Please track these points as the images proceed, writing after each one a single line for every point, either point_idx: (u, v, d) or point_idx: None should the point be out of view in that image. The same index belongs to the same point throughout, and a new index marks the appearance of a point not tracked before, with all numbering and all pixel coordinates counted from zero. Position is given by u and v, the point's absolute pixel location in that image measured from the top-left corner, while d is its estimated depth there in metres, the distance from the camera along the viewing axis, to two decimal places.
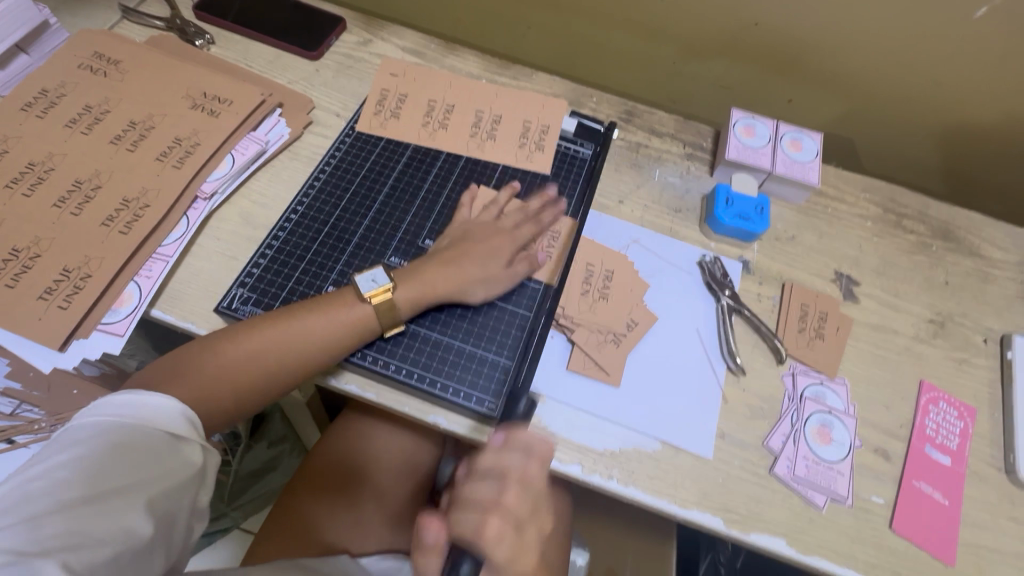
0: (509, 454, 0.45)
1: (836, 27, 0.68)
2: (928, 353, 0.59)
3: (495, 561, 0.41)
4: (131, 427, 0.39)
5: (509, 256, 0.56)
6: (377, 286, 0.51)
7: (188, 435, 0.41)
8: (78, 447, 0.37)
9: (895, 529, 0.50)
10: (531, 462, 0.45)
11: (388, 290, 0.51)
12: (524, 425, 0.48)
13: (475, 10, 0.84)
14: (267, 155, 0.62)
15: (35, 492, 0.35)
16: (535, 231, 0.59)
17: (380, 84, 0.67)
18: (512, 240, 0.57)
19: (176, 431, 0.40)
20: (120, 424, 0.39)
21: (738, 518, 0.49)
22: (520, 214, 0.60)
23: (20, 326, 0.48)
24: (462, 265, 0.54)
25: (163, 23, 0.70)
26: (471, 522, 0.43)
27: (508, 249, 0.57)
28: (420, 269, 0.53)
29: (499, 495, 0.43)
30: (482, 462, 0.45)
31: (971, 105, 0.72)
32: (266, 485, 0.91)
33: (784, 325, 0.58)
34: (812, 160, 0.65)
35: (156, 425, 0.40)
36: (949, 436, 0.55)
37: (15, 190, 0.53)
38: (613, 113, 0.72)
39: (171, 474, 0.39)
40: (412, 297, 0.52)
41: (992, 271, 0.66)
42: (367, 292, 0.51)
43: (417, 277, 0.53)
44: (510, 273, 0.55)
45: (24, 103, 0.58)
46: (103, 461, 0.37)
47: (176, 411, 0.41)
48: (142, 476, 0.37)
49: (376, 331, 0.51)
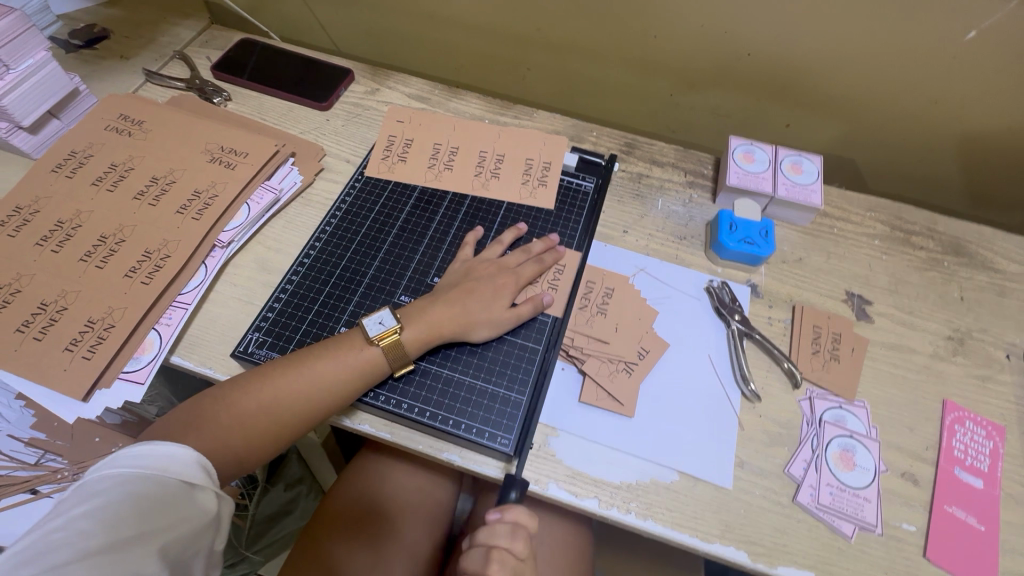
0: (497, 531, 0.48)
1: (826, 54, 0.70)
2: (949, 371, 0.58)
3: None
4: (150, 477, 0.40)
5: (513, 294, 0.57)
6: (385, 328, 0.52)
7: (203, 482, 0.43)
8: (97, 497, 0.37)
9: (930, 558, 0.48)
10: (517, 541, 0.47)
11: (395, 332, 0.52)
12: (518, 505, 0.48)
13: (477, 55, 0.88)
14: (280, 203, 0.65)
15: (54, 542, 0.34)
16: (537, 272, 0.59)
17: (387, 130, 0.70)
18: (515, 277, 0.58)
19: (193, 478, 0.42)
20: (141, 474, 0.40)
21: (762, 550, 0.48)
22: (524, 255, 0.60)
23: (46, 377, 0.50)
24: (466, 305, 0.54)
25: (184, 84, 0.75)
26: None
27: (512, 288, 0.57)
28: (424, 308, 0.54)
29: (484, 570, 0.47)
30: (477, 535, 0.49)
31: (969, 120, 0.72)
32: (282, 528, 0.91)
33: (797, 348, 0.58)
34: (813, 182, 0.66)
35: (174, 474, 0.41)
36: (978, 457, 0.53)
37: (45, 247, 0.56)
38: (614, 146, 0.74)
39: (187, 520, 0.40)
40: (420, 339, 0.52)
41: (1008, 285, 0.65)
42: (376, 334, 0.52)
43: (424, 318, 0.53)
44: (513, 312, 0.55)
45: (54, 165, 0.62)
46: (124, 509, 0.37)
47: (192, 459, 0.43)
48: (161, 523, 0.38)
49: (386, 373, 0.52)
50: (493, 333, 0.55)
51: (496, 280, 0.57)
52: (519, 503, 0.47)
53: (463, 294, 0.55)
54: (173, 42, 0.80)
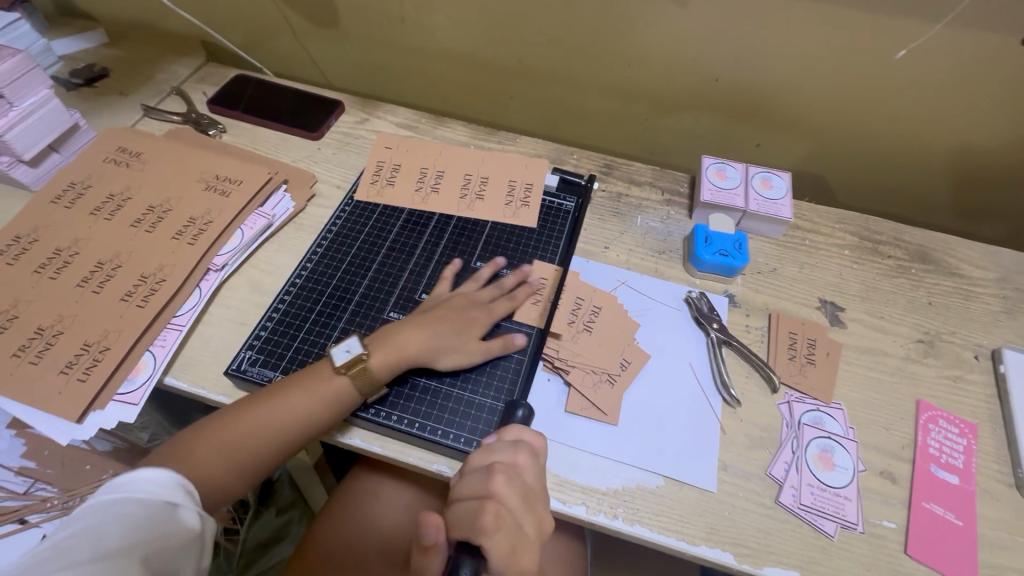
0: (496, 449, 0.47)
1: (788, 79, 0.75)
2: (921, 372, 0.60)
3: (496, 551, 0.41)
4: (134, 499, 0.42)
5: (484, 327, 0.57)
6: (351, 355, 0.53)
7: (184, 502, 0.44)
8: (84, 519, 0.40)
9: (912, 554, 0.49)
10: (520, 454, 0.46)
11: (361, 361, 0.52)
12: (516, 427, 0.49)
13: (462, 86, 0.92)
14: (273, 228, 0.67)
15: (41, 559, 0.38)
16: (511, 308, 0.59)
17: (376, 156, 0.73)
18: (486, 313, 0.58)
19: (174, 499, 0.44)
20: (123, 497, 0.42)
21: (748, 551, 0.49)
22: (496, 290, 0.61)
23: (41, 400, 0.51)
24: (437, 332, 0.55)
25: (180, 118, 0.78)
26: (466, 513, 0.43)
27: (482, 321, 0.58)
28: (390, 334, 0.55)
29: (489, 483, 0.44)
30: (471, 461, 0.47)
31: (928, 136, 0.77)
32: (275, 556, 0.88)
33: (775, 354, 0.60)
34: (782, 197, 0.69)
35: (156, 496, 0.43)
36: (954, 454, 0.55)
37: (42, 274, 0.58)
38: (593, 167, 0.77)
39: (167, 539, 0.42)
40: (387, 363, 0.53)
41: (974, 289, 0.68)
42: (342, 362, 0.52)
43: (391, 343, 0.54)
44: (483, 344, 0.56)
45: (54, 196, 0.64)
46: (106, 531, 0.40)
47: (173, 481, 0.45)
48: (140, 543, 0.40)
49: (359, 399, 0.52)
50: (463, 362, 0.55)
51: (470, 314, 0.58)
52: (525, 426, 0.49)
53: (438, 321, 0.56)
54: (170, 79, 0.83)
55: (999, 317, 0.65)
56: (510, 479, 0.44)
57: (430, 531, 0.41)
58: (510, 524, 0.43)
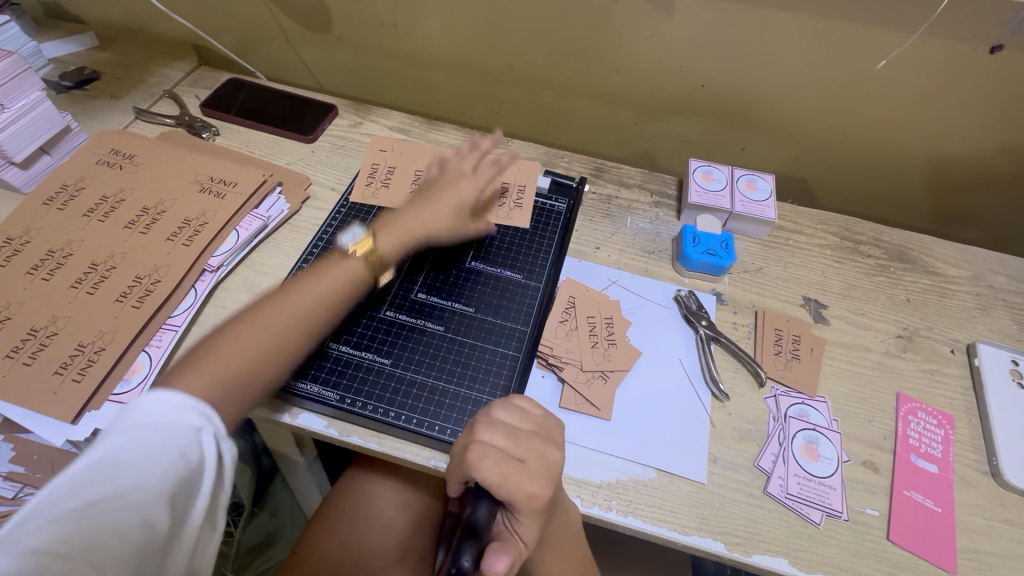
0: (506, 410, 0.47)
1: (772, 85, 0.77)
2: (900, 367, 0.63)
3: (518, 497, 0.42)
4: (145, 420, 0.36)
5: (473, 193, 0.64)
6: (359, 239, 0.58)
7: (200, 424, 0.38)
8: (99, 444, 0.35)
9: (894, 540, 0.51)
10: (525, 419, 0.47)
11: (369, 239, 0.58)
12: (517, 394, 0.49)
13: (455, 91, 0.94)
14: (268, 229, 0.67)
15: None
16: (492, 175, 0.66)
17: (371, 158, 0.74)
18: (474, 181, 0.65)
19: (190, 421, 0.38)
20: (135, 420, 0.36)
21: (737, 540, 0.50)
22: (475, 158, 0.67)
23: (36, 400, 0.51)
24: (437, 205, 0.63)
25: (173, 121, 0.78)
26: (489, 464, 0.42)
27: (472, 190, 0.64)
28: (397, 215, 0.61)
29: (511, 440, 0.44)
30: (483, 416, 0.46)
31: (904, 141, 0.80)
32: (269, 559, 0.87)
33: (761, 350, 0.62)
34: (767, 199, 0.71)
35: (171, 419, 0.37)
36: (932, 444, 0.57)
37: (35, 276, 0.58)
38: (584, 170, 0.79)
39: (191, 462, 0.36)
40: (395, 242, 0.59)
41: (949, 286, 0.70)
42: (352, 244, 0.57)
43: (398, 222, 0.60)
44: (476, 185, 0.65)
45: (46, 198, 0.64)
46: (121, 455, 0.34)
47: (189, 404, 0.39)
48: (163, 466, 0.35)
49: (369, 277, 0.57)
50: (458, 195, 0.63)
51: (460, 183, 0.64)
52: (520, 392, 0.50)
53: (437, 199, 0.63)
54: (163, 82, 0.84)
55: (974, 313, 0.68)
56: (533, 439, 0.45)
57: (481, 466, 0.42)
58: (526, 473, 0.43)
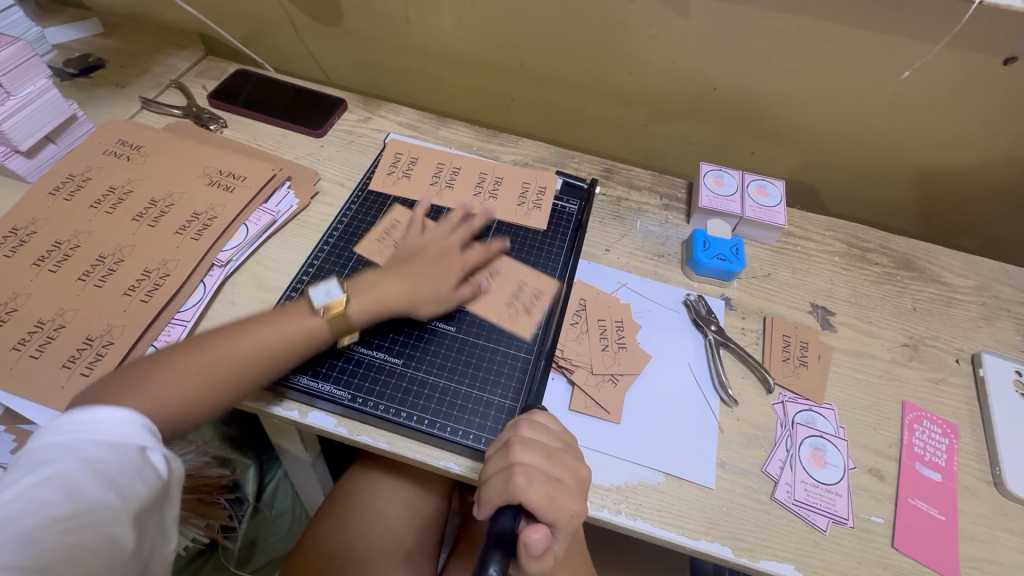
0: (538, 429, 0.47)
1: (784, 90, 0.77)
2: (906, 375, 0.63)
3: (563, 520, 0.43)
4: (89, 440, 0.37)
5: (458, 275, 0.60)
6: (332, 298, 0.55)
7: (150, 445, 0.39)
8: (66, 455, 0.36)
9: (899, 548, 0.51)
10: (557, 438, 0.48)
11: (342, 303, 0.55)
12: (542, 411, 0.50)
13: (464, 88, 0.93)
14: (277, 225, 0.67)
15: None
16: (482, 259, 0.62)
17: (392, 148, 0.75)
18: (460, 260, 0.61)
19: (139, 442, 0.39)
20: (81, 440, 0.37)
21: (745, 545, 0.50)
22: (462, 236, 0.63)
23: (44, 394, 0.50)
24: (416, 282, 0.58)
25: (181, 112, 0.77)
26: (536, 486, 0.43)
27: (456, 268, 0.61)
28: (375, 283, 0.57)
29: (551, 463, 0.45)
30: (520, 436, 0.46)
31: (913, 149, 0.80)
32: (273, 549, 0.91)
33: (770, 356, 0.62)
34: (777, 205, 0.71)
35: (118, 438, 0.38)
36: (937, 453, 0.57)
37: (41, 267, 0.57)
38: (594, 171, 0.79)
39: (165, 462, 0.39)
40: (366, 310, 0.55)
41: (955, 295, 0.71)
42: (321, 304, 0.54)
43: (370, 290, 0.56)
44: (456, 294, 0.59)
45: (53, 188, 0.63)
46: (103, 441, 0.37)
47: (135, 421, 0.39)
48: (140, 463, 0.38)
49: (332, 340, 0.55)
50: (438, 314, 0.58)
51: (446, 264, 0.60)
52: (542, 410, 0.51)
53: (425, 261, 0.60)
54: (169, 72, 0.83)
55: (978, 323, 0.68)
56: (564, 457, 0.46)
57: (528, 490, 0.43)
58: (566, 496, 0.44)
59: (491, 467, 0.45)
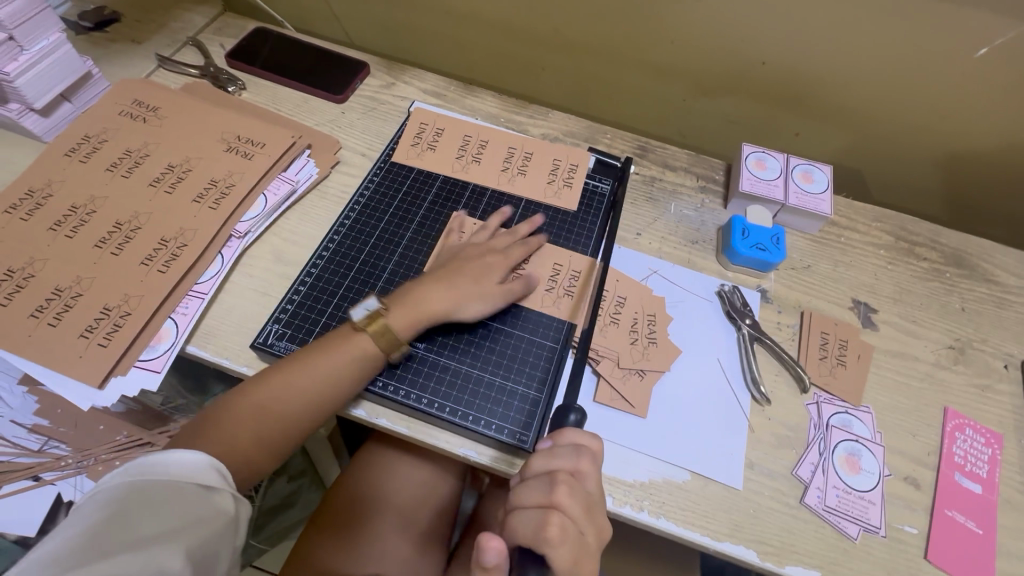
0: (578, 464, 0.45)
1: (840, 67, 0.71)
2: (950, 379, 0.60)
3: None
4: (167, 476, 0.40)
5: (524, 298, 0.57)
6: (399, 326, 0.52)
7: (221, 482, 0.42)
8: (131, 482, 0.39)
9: (932, 560, 0.49)
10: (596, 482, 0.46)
11: (409, 331, 0.52)
12: (575, 429, 0.48)
13: (492, 54, 0.88)
14: (297, 195, 0.64)
15: (77, 541, 0.35)
16: (548, 278, 0.59)
17: (417, 117, 0.71)
18: (527, 282, 0.58)
19: (210, 479, 0.42)
20: (156, 475, 0.40)
21: (772, 550, 0.49)
22: (535, 260, 0.60)
23: (61, 363, 0.49)
24: (480, 307, 0.55)
25: (198, 71, 0.74)
26: (563, 543, 0.41)
27: (524, 291, 0.57)
28: (440, 308, 0.54)
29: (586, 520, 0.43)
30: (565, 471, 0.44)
31: (974, 136, 0.74)
32: (284, 519, 0.92)
33: (807, 353, 0.59)
34: (823, 192, 0.67)
35: (191, 474, 0.41)
36: (978, 463, 0.55)
37: (59, 232, 0.56)
38: (627, 149, 0.75)
39: (215, 487, 0.42)
40: None
41: (1007, 297, 0.67)
42: (390, 332, 0.52)
43: (438, 317, 0.53)
44: (524, 316, 0.56)
45: (68, 149, 0.61)
46: (167, 467, 0.41)
47: (208, 460, 0.43)
48: (196, 487, 0.41)
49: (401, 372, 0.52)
50: (506, 336, 0.55)
51: (511, 282, 0.57)
52: (577, 426, 0.48)
53: (489, 284, 0.57)
54: (186, 28, 0.79)
55: None
56: (597, 512, 0.45)
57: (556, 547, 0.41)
58: (574, 535, 0.42)
59: (525, 500, 0.44)
